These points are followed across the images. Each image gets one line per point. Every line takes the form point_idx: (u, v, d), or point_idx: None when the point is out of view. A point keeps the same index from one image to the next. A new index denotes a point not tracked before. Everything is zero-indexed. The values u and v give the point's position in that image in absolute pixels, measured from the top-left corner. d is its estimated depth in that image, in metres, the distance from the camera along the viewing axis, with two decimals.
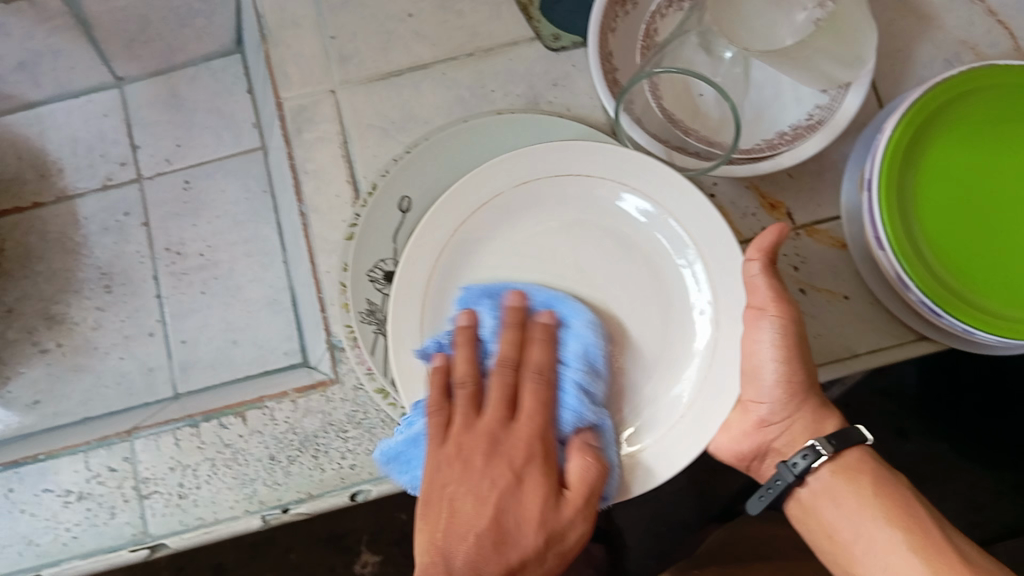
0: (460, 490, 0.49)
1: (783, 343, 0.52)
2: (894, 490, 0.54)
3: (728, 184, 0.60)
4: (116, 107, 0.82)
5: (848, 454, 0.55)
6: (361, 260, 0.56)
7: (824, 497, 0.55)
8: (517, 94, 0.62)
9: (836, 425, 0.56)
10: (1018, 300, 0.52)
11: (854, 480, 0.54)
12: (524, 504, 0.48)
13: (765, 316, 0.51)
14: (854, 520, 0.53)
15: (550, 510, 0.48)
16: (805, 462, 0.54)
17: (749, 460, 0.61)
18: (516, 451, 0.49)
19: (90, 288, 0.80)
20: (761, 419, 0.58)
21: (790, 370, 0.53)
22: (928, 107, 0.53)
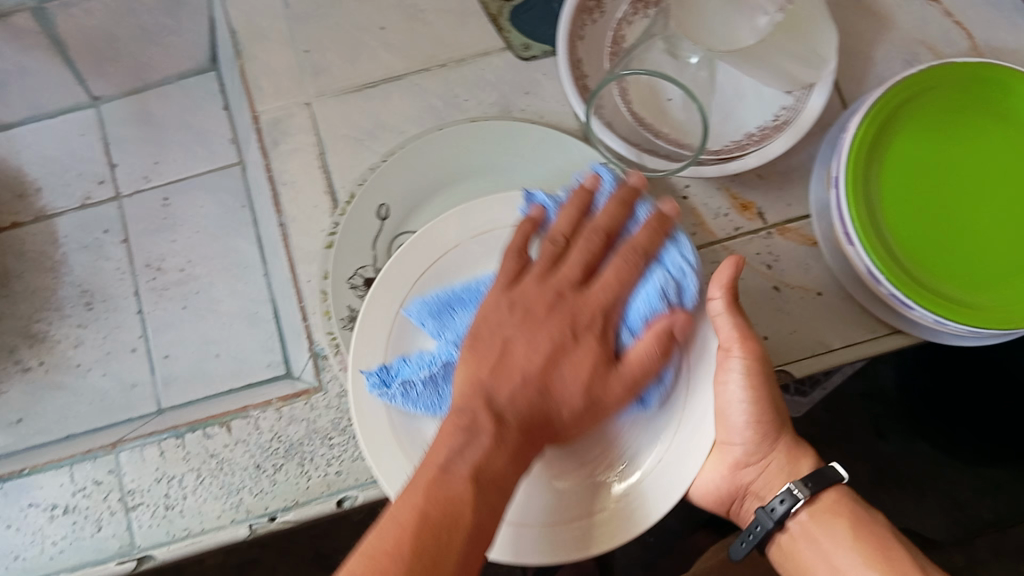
0: (517, 338, 0.50)
1: (752, 383, 0.52)
2: (874, 532, 0.50)
3: (700, 187, 0.61)
4: (93, 126, 0.83)
5: (823, 497, 0.52)
6: (341, 267, 0.57)
7: (803, 543, 0.51)
8: (489, 103, 0.64)
9: (812, 466, 0.54)
10: (989, 291, 0.54)
11: (831, 525, 0.51)
12: (574, 368, 0.49)
13: (731, 356, 0.51)
14: (835, 568, 0.49)
15: (598, 379, 0.48)
16: (783, 507, 0.51)
17: (728, 504, 0.57)
18: (582, 312, 0.50)
19: (70, 306, 0.80)
20: (739, 462, 0.55)
21: (761, 408, 0.53)
22: (890, 105, 0.54)
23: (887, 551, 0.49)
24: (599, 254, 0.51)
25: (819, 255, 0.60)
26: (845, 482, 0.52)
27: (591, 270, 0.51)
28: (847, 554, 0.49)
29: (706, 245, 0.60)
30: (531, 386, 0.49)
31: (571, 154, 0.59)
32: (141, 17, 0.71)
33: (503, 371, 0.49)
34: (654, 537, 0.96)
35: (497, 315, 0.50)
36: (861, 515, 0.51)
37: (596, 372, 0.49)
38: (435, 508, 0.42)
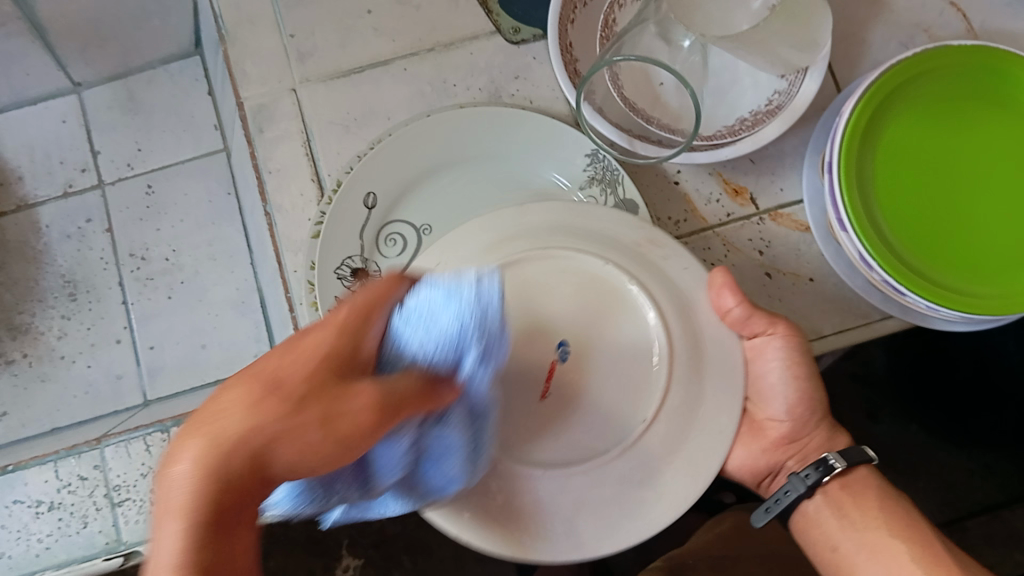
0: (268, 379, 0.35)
1: (795, 361, 0.51)
2: (899, 507, 0.50)
3: (692, 172, 0.60)
4: (74, 112, 0.81)
5: (857, 471, 0.51)
6: (327, 258, 0.56)
7: (831, 513, 0.50)
8: (478, 88, 0.62)
9: (847, 443, 0.54)
10: (983, 276, 0.53)
11: (861, 498, 0.50)
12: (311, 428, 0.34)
13: (773, 339, 0.50)
14: (861, 538, 0.49)
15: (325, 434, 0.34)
16: (816, 473, 0.50)
17: (762, 477, 0.56)
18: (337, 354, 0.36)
19: (54, 296, 0.78)
20: (783, 438, 0.54)
21: (802, 389, 0.52)
22: (884, 89, 0.54)
23: (913, 522, 0.49)
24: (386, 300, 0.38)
25: (812, 241, 0.59)
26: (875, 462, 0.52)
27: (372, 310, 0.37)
28: (876, 525, 0.49)
29: (698, 231, 0.60)
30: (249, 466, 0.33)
31: (563, 140, 0.58)
32: (124, 4, 0.69)
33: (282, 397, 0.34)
34: None
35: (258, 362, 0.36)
36: (889, 492, 0.51)
37: (336, 404, 0.34)
38: None
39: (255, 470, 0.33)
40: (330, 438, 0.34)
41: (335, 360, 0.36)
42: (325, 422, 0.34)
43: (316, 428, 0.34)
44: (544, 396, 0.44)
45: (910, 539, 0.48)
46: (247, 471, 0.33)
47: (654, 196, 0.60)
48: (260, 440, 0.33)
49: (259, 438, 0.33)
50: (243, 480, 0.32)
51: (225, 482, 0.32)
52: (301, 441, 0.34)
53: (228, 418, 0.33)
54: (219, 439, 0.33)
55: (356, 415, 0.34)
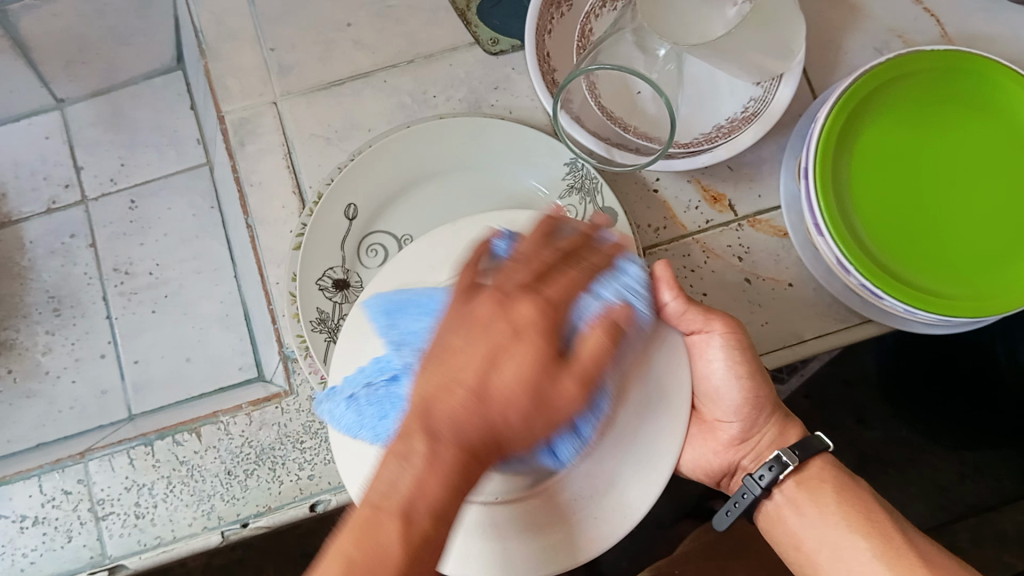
0: (471, 346, 0.43)
1: (737, 359, 0.51)
2: (858, 497, 0.50)
3: (671, 179, 0.61)
4: (58, 128, 0.81)
5: (812, 463, 0.52)
6: (309, 269, 0.56)
7: (791, 510, 0.51)
8: (458, 99, 0.63)
9: (799, 434, 0.53)
10: (958, 277, 0.54)
11: (818, 492, 0.50)
12: (513, 383, 0.42)
13: (714, 334, 0.50)
14: (822, 535, 0.49)
15: (546, 384, 0.42)
16: (771, 474, 0.51)
17: (720, 477, 0.57)
18: (521, 321, 0.44)
19: (39, 312, 0.79)
20: (734, 439, 0.54)
21: (752, 386, 0.52)
22: (858, 94, 0.54)
23: (872, 514, 0.49)
24: (552, 261, 0.45)
25: (791, 246, 0.59)
26: (832, 451, 0.52)
27: (537, 273, 0.45)
28: (834, 521, 0.49)
29: (677, 238, 0.60)
30: (517, 414, 0.42)
31: (540, 147, 0.59)
32: (106, 19, 0.70)
33: (447, 380, 0.42)
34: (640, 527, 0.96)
35: (460, 330, 0.44)
36: (846, 482, 0.51)
37: (547, 376, 0.42)
38: (360, 553, 0.38)
39: (501, 440, 0.41)
40: (550, 410, 0.42)
41: (536, 329, 0.43)
42: (529, 397, 0.42)
43: (501, 404, 0.42)
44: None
45: (869, 533, 0.48)
46: (478, 440, 0.41)
47: (634, 204, 0.60)
48: (429, 417, 0.41)
49: (455, 421, 0.41)
50: (485, 447, 0.41)
51: (464, 452, 0.40)
52: (534, 418, 0.42)
53: (452, 398, 0.41)
54: (410, 420, 0.41)
55: (519, 386, 0.42)
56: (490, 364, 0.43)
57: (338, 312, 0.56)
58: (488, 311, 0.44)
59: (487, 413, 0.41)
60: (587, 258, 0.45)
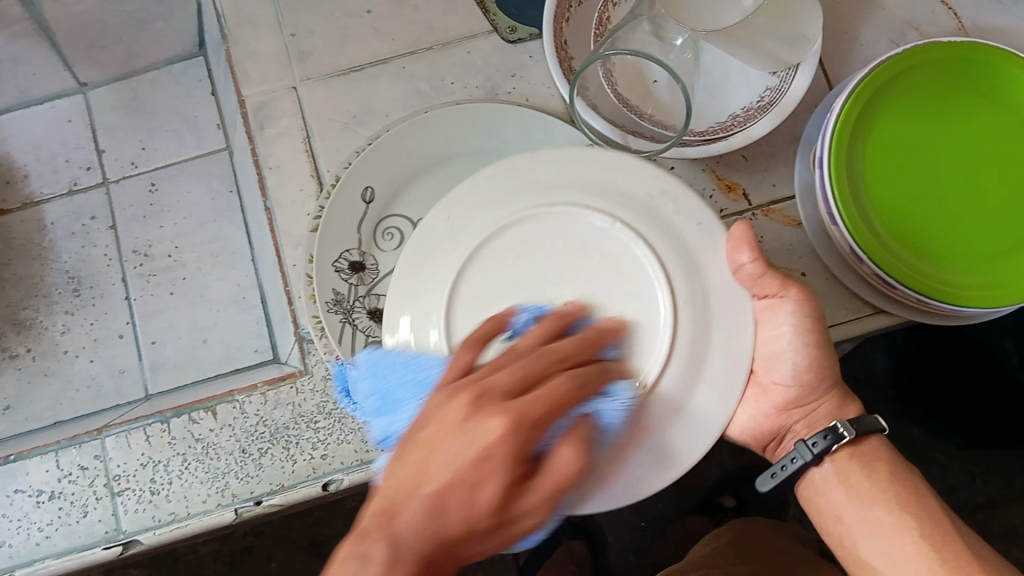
0: (425, 425, 0.39)
1: (806, 326, 0.50)
2: (908, 481, 0.50)
3: (685, 167, 0.61)
4: (80, 113, 0.82)
5: (868, 441, 0.51)
6: (326, 250, 0.57)
7: (838, 482, 0.51)
8: (474, 86, 0.63)
9: (858, 409, 0.54)
10: (972, 268, 0.54)
11: (872, 470, 0.50)
12: (477, 437, 0.37)
13: (784, 300, 0.49)
14: (866, 509, 0.49)
15: (520, 437, 0.37)
16: (824, 442, 0.50)
17: (766, 441, 0.57)
18: (470, 380, 0.39)
19: (58, 293, 0.80)
20: (788, 405, 0.54)
21: (817, 356, 0.52)
22: (874, 85, 0.54)
23: (921, 497, 0.49)
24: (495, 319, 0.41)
25: (804, 235, 0.60)
26: (886, 433, 0.52)
27: (488, 337, 0.41)
28: (883, 497, 0.49)
29: None
30: (434, 472, 0.37)
31: (553, 135, 0.59)
32: (127, 4, 0.71)
33: (422, 460, 0.38)
34: (648, 522, 0.97)
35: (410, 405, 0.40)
36: (899, 465, 0.51)
37: (525, 453, 0.37)
38: None
39: (462, 511, 0.36)
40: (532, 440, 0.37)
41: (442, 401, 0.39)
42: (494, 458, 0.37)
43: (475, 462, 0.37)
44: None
45: (917, 515, 0.48)
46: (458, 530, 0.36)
47: None
48: (443, 462, 0.37)
49: (450, 459, 0.37)
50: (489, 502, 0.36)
51: (457, 512, 0.36)
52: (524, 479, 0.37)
53: (416, 483, 0.37)
54: (373, 516, 0.37)
55: (463, 459, 0.37)
56: (460, 435, 0.38)
57: (354, 294, 0.57)
58: (446, 377, 0.40)
59: (468, 470, 0.37)
60: (556, 307, 0.42)
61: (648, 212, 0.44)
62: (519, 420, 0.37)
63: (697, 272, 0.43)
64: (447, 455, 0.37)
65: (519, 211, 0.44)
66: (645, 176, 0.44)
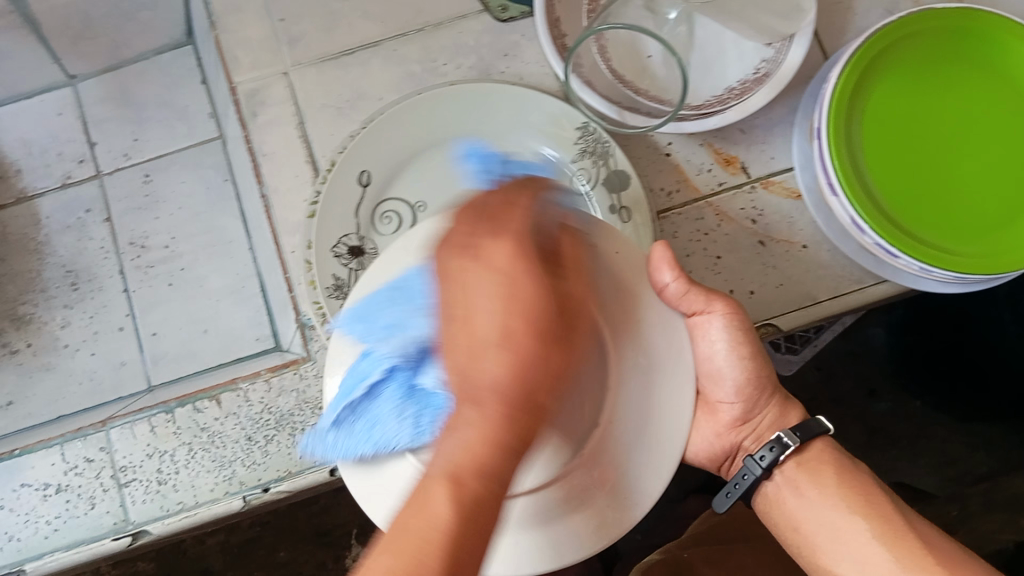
0: (473, 290, 0.39)
1: (737, 338, 0.51)
2: (858, 480, 0.50)
3: (682, 143, 0.61)
4: (70, 105, 0.82)
5: (811, 446, 0.52)
6: (325, 236, 0.57)
7: (790, 492, 0.51)
8: (468, 66, 0.63)
9: (800, 416, 0.54)
10: (971, 235, 0.54)
11: (817, 474, 0.51)
12: (545, 287, 0.39)
13: (714, 314, 0.51)
14: (820, 515, 0.49)
15: (554, 291, 0.40)
16: (771, 455, 0.51)
17: (720, 461, 0.57)
18: (519, 243, 0.40)
19: (55, 287, 0.79)
20: (735, 421, 0.54)
21: (752, 366, 0.52)
22: (870, 53, 0.54)
23: (871, 496, 0.49)
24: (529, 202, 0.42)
25: (804, 208, 0.60)
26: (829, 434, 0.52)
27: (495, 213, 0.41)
28: (833, 500, 0.50)
29: (690, 202, 0.60)
30: (512, 329, 0.38)
31: (551, 113, 0.59)
32: None
33: (469, 345, 0.39)
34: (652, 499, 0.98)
35: (451, 284, 0.40)
36: (846, 466, 0.51)
37: (557, 298, 0.40)
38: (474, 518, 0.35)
39: (536, 386, 0.38)
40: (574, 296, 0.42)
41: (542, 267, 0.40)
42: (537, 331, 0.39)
43: (523, 330, 0.38)
44: None
45: (868, 513, 0.49)
46: (539, 392, 0.38)
47: (646, 167, 0.61)
48: (494, 343, 0.38)
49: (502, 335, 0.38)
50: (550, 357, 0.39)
51: (521, 385, 0.37)
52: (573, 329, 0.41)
53: (486, 368, 0.38)
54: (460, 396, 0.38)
55: (522, 334, 0.38)
56: (507, 288, 0.39)
57: (355, 279, 0.57)
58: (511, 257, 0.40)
59: (526, 347, 0.38)
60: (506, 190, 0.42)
61: None
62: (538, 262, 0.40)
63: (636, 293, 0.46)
64: (519, 322, 0.39)
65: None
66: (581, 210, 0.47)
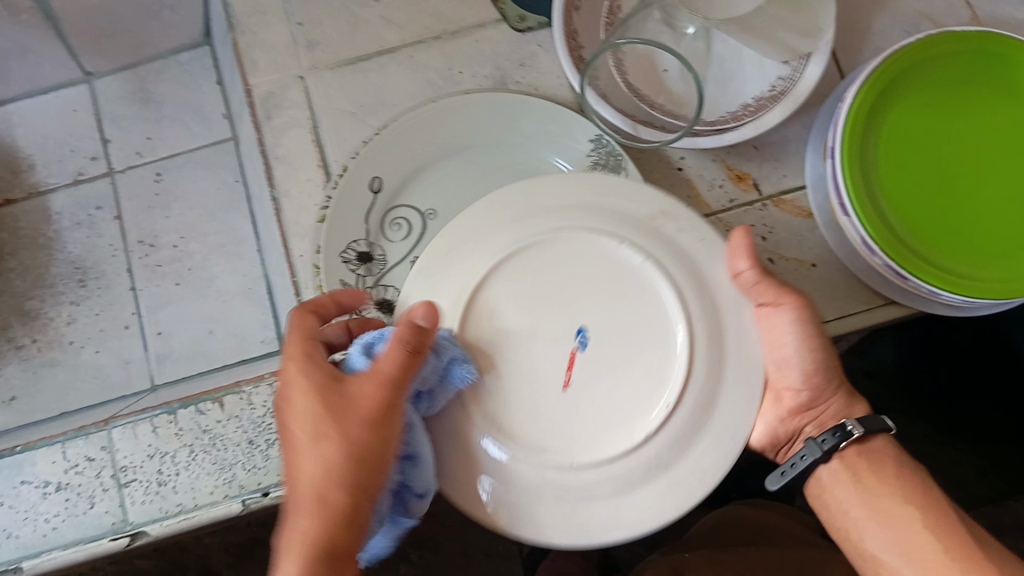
0: (293, 407, 0.42)
1: (808, 332, 0.49)
2: (917, 477, 0.50)
3: (695, 158, 0.61)
4: (86, 102, 0.82)
5: (874, 441, 0.52)
6: (333, 241, 0.56)
7: (847, 477, 0.51)
8: (484, 75, 0.63)
9: (865, 412, 0.54)
10: (985, 260, 0.53)
11: (877, 466, 0.51)
12: (332, 415, 0.40)
13: (783, 313, 0.48)
14: (874, 500, 0.49)
15: (334, 425, 0.40)
16: (833, 439, 0.50)
17: (780, 445, 0.57)
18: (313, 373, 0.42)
19: (65, 283, 0.79)
20: (802, 407, 0.54)
21: (818, 358, 0.51)
22: (886, 75, 0.54)
23: (927, 491, 0.49)
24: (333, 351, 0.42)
25: (815, 227, 0.59)
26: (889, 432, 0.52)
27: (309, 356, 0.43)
28: (890, 491, 0.49)
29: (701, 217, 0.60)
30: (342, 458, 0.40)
31: (567, 125, 0.58)
32: None
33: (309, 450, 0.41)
34: None
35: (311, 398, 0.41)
36: (907, 463, 0.51)
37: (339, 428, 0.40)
38: None
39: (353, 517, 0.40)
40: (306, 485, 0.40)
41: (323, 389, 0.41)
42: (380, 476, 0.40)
43: (331, 463, 0.40)
44: (566, 385, 0.42)
45: (922, 507, 0.49)
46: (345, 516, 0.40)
47: (657, 182, 0.60)
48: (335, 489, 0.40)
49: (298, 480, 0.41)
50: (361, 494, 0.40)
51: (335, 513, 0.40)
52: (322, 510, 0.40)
53: (312, 488, 0.40)
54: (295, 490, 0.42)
55: (359, 474, 0.40)
56: (300, 411, 0.41)
57: (362, 285, 0.56)
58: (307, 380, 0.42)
59: (326, 488, 0.40)
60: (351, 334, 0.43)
61: (650, 230, 0.43)
62: (329, 392, 0.41)
63: (705, 279, 0.43)
64: (329, 441, 0.40)
65: (539, 232, 0.43)
66: (644, 197, 0.44)
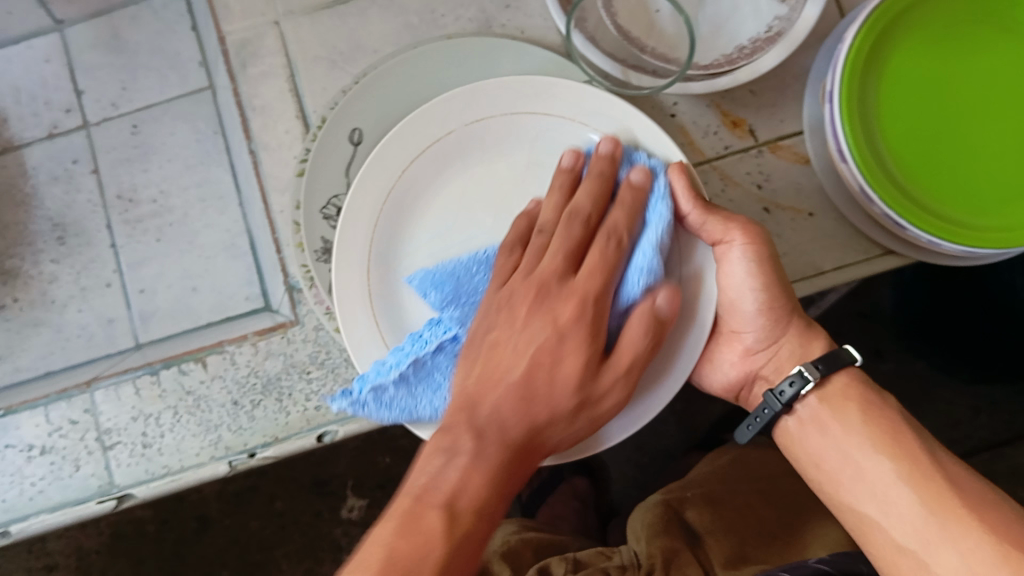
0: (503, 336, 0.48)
1: (758, 268, 0.49)
2: (885, 417, 0.49)
3: (689, 103, 0.58)
4: (58, 51, 0.74)
5: (835, 379, 0.50)
6: (313, 196, 0.55)
7: (813, 426, 0.50)
8: (468, 18, 0.60)
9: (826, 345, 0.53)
10: (989, 207, 0.51)
11: (841, 412, 0.49)
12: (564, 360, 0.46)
13: (732, 244, 0.49)
14: (845, 450, 0.48)
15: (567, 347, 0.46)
16: (792, 389, 0.50)
17: (737, 391, 0.56)
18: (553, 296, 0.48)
19: (44, 240, 0.72)
20: (752, 349, 0.53)
21: (770, 292, 0.50)
22: (889, 11, 0.51)
23: (900, 434, 0.48)
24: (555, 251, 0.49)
25: (812, 173, 0.57)
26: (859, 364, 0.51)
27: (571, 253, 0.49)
28: (857, 439, 0.48)
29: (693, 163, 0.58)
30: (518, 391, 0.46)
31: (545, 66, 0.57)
32: None
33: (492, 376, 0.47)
34: (650, 459, 0.99)
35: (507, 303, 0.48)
36: (872, 398, 0.49)
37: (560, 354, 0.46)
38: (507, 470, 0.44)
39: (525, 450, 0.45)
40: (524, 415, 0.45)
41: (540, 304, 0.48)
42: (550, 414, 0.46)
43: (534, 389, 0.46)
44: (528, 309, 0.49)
45: (894, 455, 0.47)
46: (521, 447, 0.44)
47: None
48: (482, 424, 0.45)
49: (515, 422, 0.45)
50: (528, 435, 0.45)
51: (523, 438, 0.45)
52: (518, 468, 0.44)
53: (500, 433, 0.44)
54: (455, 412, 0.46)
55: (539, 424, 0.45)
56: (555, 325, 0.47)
57: None
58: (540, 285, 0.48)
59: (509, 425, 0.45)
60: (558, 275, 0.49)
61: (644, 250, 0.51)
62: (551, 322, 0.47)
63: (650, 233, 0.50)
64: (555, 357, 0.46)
65: None
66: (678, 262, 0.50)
